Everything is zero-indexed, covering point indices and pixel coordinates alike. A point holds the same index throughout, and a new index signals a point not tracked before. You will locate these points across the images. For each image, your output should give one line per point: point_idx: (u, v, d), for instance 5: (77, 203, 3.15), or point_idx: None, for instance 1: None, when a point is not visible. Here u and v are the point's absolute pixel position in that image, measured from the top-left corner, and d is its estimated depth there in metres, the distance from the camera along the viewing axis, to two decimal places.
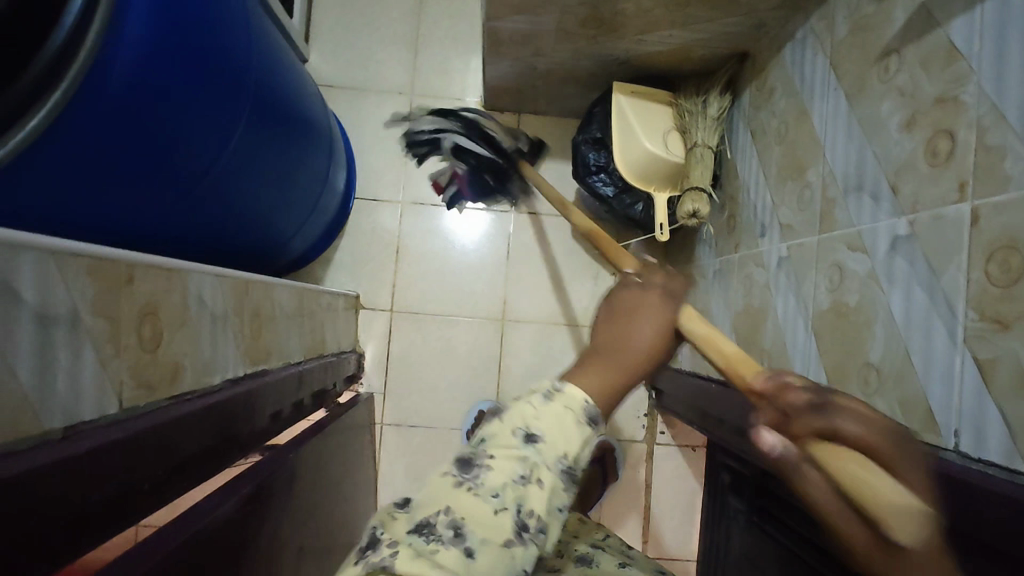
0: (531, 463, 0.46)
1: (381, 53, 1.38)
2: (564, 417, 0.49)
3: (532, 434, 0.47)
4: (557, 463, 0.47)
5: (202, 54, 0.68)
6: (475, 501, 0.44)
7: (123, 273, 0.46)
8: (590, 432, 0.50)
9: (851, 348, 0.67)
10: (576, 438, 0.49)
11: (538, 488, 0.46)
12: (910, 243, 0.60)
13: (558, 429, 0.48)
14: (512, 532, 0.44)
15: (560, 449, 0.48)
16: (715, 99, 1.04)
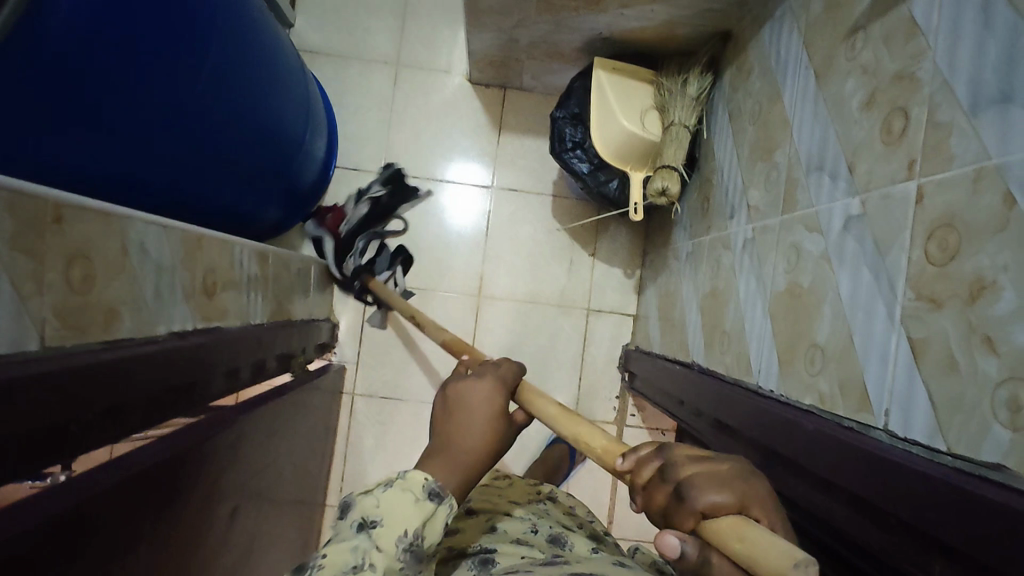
0: (361, 550, 0.49)
1: (368, 21, 1.37)
2: (402, 499, 0.51)
3: (368, 521, 0.50)
4: (396, 544, 0.50)
5: (163, 5, 0.67)
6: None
7: (49, 212, 0.46)
8: (435, 505, 0.52)
9: (801, 329, 0.66)
10: (416, 514, 0.51)
11: (370, 573, 0.48)
12: (861, 224, 0.59)
13: (392, 510, 0.50)
14: None
15: (396, 532, 0.50)
16: (695, 78, 1.02)
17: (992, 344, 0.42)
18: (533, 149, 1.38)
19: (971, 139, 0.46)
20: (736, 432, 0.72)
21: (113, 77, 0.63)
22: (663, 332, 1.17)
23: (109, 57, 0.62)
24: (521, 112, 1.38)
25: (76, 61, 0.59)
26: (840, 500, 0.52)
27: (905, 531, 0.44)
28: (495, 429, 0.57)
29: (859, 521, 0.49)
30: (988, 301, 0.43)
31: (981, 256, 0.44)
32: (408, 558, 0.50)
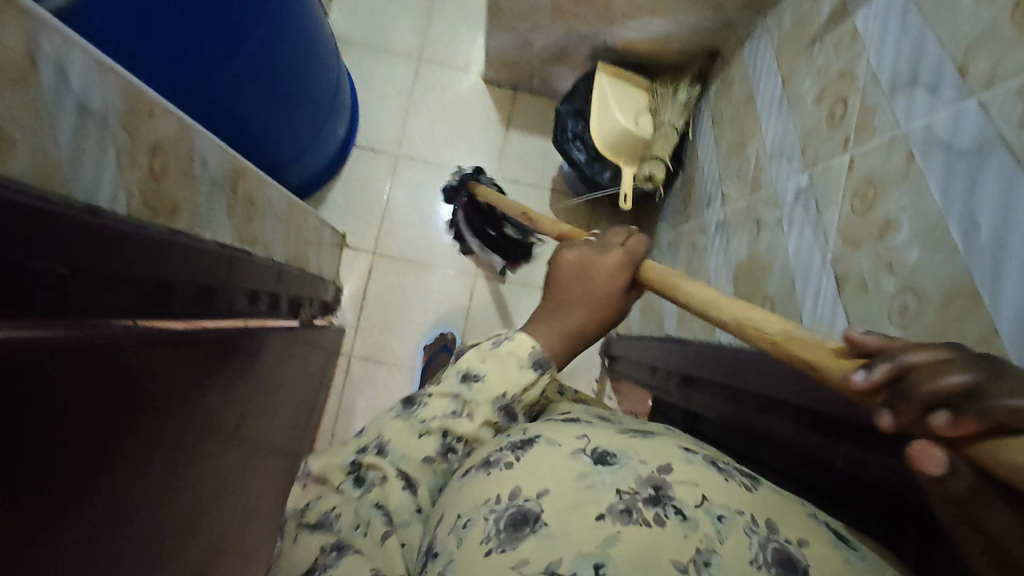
0: (461, 401, 0.53)
1: (396, 18, 1.50)
2: (509, 362, 0.54)
3: (471, 375, 0.54)
4: (494, 400, 0.53)
5: None
6: (405, 428, 0.53)
7: (145, 105, 0.57)
8: (538, 375, 0.55)
9: (756, 288, 0.78)
10: (520, 379, 0.54)
11: (467, 420, 0.52)
12: (808, 193, 0.71)
13: (501, 371, 0.54)
14: (435, 452, 0.52)
15: (496, 392, 0.53)
16: (684, 88, 1.16)
17: (892, 267, 0.53)
18: (536, 146, 1.51)
19: (889, 115, 0.58)
20: (697, 379, 0.82)
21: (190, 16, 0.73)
22: (643, 316, 1.28)
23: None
24: (528, 113, 1.51)
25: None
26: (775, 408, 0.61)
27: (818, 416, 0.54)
28: (610, 308, 0.60)
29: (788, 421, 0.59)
30: (891, 235, 0.54)
31: (891, 201, 0.55)
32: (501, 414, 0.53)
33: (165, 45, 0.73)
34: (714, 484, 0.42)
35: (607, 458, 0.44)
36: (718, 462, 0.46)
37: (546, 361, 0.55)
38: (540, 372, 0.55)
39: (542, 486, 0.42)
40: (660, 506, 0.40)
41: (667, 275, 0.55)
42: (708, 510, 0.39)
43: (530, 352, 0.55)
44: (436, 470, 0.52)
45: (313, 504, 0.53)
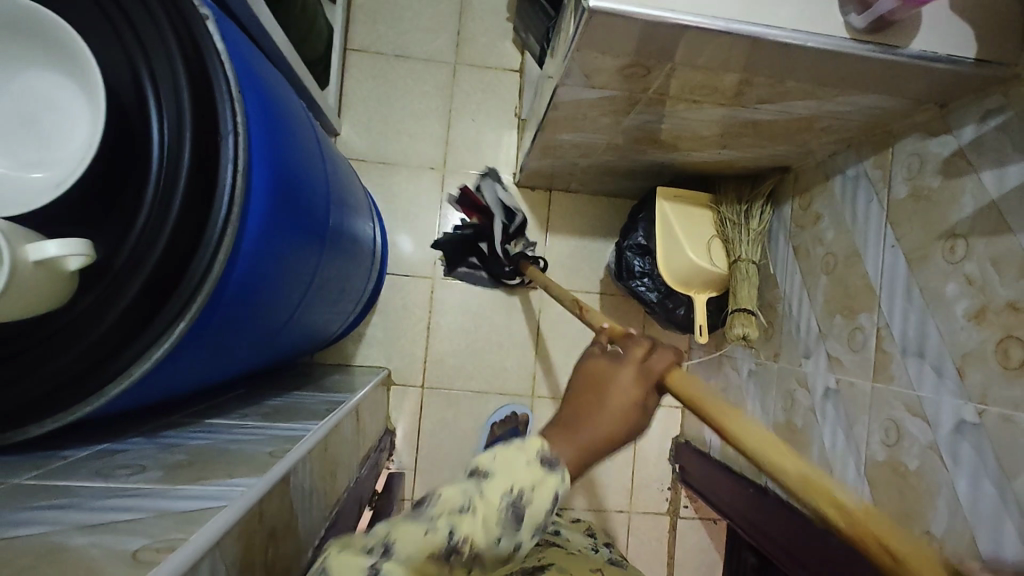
0: (466, 497, 0.42)
1: (412, 127, 1.38)
2: (514, 457, 0.44)
3: (480, 470, 0.43)
4: (501, 502, 0.42)
5: (300, 226, 0.68)
6: (412, 528, 0.42)
7: (255, 515, 0.47)
8: (549, 475, 0.44)
9: (911, 512, 0.71)
10: (523, 476, 0.43)
11: (473, 519, 0.42)
12: (977, 433, 0.64)
13: (511, 464, 0.44)
14: (435, 554, 0.41)
15: (503, 488, 0.43)
16: (757, 211, 1.07)
17: None
18: (579, 248, 1.41)
19: None
20: None
21: (258, 307, 0.64)
22: None
23: (264, 291, 0.64)
24: (566, 212, 1.41)
25: (242, 305, 0.60)
26: None
27: None
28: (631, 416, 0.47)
29: None
30: None
31: None
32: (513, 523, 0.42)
33: (228, 339, 0.62)
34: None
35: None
36: None
37: (554, 459, 0.45)
38: (551, 469, 0.44)
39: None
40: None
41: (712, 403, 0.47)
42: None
43: (534, 449, 0.45)
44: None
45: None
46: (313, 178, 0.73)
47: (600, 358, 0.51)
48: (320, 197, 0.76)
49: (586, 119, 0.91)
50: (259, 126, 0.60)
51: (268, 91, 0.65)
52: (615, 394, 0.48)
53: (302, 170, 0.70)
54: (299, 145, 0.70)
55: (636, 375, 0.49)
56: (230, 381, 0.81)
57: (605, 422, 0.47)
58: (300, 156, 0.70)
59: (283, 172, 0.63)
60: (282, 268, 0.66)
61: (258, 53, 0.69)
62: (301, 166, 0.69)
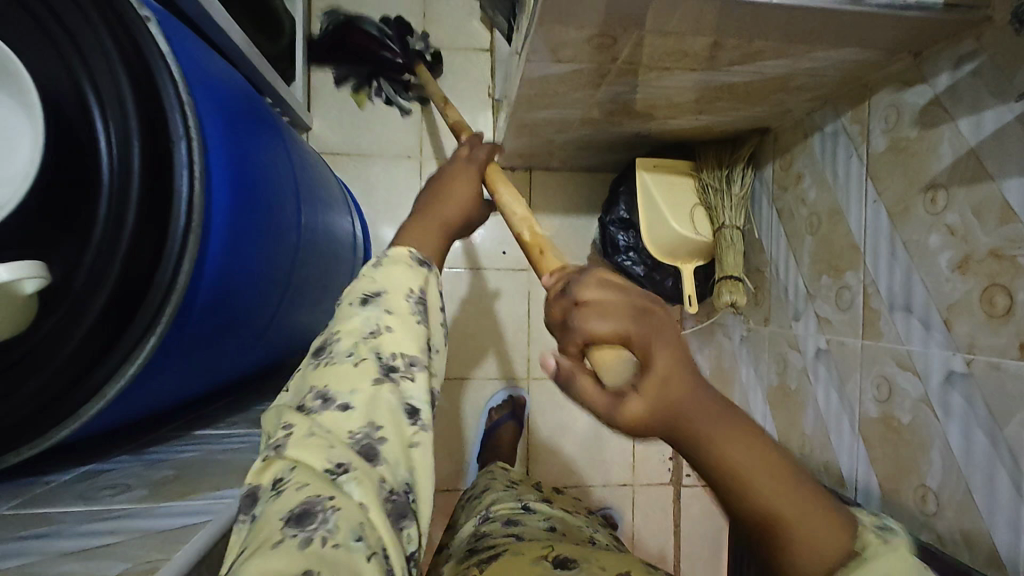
0: (373, 319, 0.51)
1: (385, 116, 1.35)
2: (398, 268, 0.54)
3: (371, 294, 0.52)
4: (407, 307, 0.53)
5: (271, 229, 0.67)
6: (339, 369, 0.49)
7: None
8: (426, 271, 0.56)
9: (905, 466, 0.71)
10: (411, 280, 0.54)
11: (388, 333, 0.51)
12: (967, 383, 0.63)
13: (392, 277, 0.54)
14: (377, 375, 0.49)
15: (403, 299, 0.53)
16: (738, 175, 1.05)
17: None
18: (564, 227, 1.40)
19: None
20: None
21: (233, 314, 0.63)
22: None
23: (238, 298, 0.62)
24: (548, 192, 1.39)
25: (215, 315, 0.59)
26: None
27: None
28: (470, 204, 0.61)
29: None
30: None
31: None
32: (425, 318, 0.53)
33: (205, 352, 0.62)
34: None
35: (567, 563, 0.66)
36: None
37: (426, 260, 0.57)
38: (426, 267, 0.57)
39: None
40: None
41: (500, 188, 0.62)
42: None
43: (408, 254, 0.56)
44: (395, 400, 0.48)
45: (272, 465, 0.46)
46: (281, 178, 0.72)
47: (439, 170, 0.65)
48: (290, 197, 0.75)
49: (557, 95, 0.89)
50: (218, 132, 0.59)
51: (223, 92, 0.63)
52: (458, 190, 0.61)
53: (268, 172, 0.68)
54: (262, 145, 0.68)
55: (465, 179, 0.62)
56: (217, 391, 0.79)
57: (449, 210, 0.60)
58: (264, 158, 0.68)
59: (246, 175, 0.62)
60: (255, 276, 0.64)
61: (210, 52, 0.66)
62: (266, 168, 0.68)
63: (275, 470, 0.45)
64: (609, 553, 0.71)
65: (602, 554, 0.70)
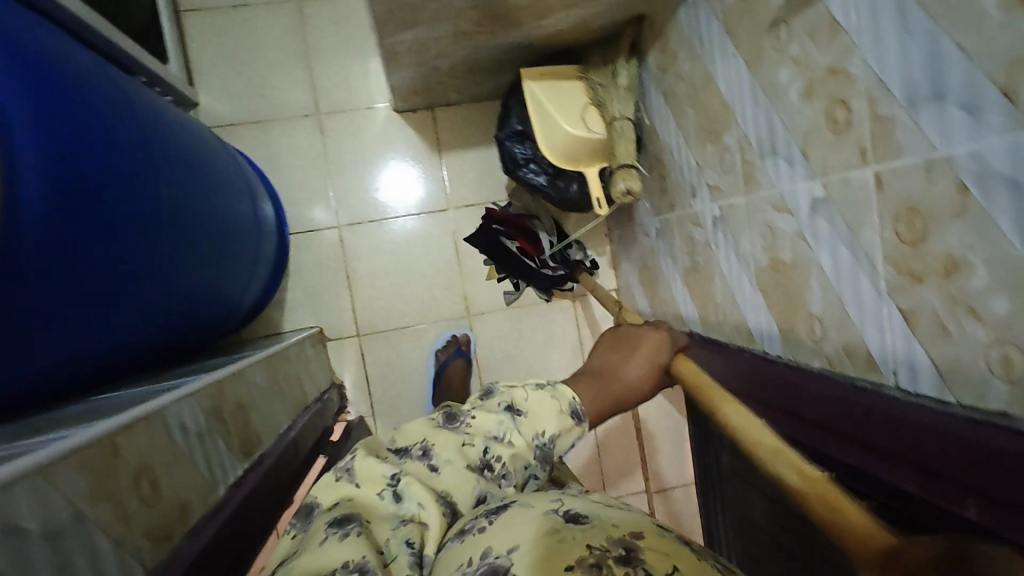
0: (504, 427, 0.68)
1: (273, 77, 1.31)
2: (550, 405, 0.73)
3: (514, 407, 0.70)
4: (531, 442, 0.69)
5: (104, 177, 0.69)
6: (451, 437, 0.65)
7: (107, 448, 0.47)
8: (568, 420, 0.73)
9: (795, 302, 0.73)
10: (554, 424, 0.71)
11: (505, 445, 0.67)
12: (828, 205, 0.65)
13: (539, 409, 0.72)
14: (476, 465, 0.63)
15: (530, 452, 0.68)
16: (623, 67, 1.04)
17: (975, 312, 0.49)
18: (478, 160, 1.39)
19: (915, 132, 0.52)
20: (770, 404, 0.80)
21: (88, 261, 0.66)
22: (653, 302, 1.25)
23: (83, 245, 0.65)
24: (454, 127, 1.37)
25: (62, 259, 0.62)
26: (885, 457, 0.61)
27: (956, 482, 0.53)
28: (648, 379, 0.89)
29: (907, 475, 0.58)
30: (964, 277, 0.49)
31: (951, 235, 0.50)
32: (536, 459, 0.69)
33: (73, 301, 0.65)
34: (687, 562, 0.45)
35: (579, 519, 0.50)
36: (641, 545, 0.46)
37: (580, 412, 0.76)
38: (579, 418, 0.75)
39: (512, 543, 0.48)
40: (631, 564, 0.44)
41: (716, 399, 0.77)
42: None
43: (531, 389, 0.73)
44: (474, 491, 0.62)
45: (341, 481, 0.59)
46: (112, 132, 0.74)
47: (630, 331, 0.96)
48: (129, 151, 0.77)
49: (415, 10, 0.87)
50: (25, 87, 0.62)
51: (31, 52, 0.66)
52: (633, 369, 0.88)
53: (92, 124, 0.70)
54: (82, 100, 0.71)
55: (647, 368, 0.90)
56: (120, 356, 0.80)
57: (623, 388, 0.85)
58: (85, 112, 0.70)
59: (57, 123, 0.64)
60: (99, 222, 0.68)
61: (16, 14, 0.69)
62: (87, 119, 0.70)
63: (336, 493, 0.58)
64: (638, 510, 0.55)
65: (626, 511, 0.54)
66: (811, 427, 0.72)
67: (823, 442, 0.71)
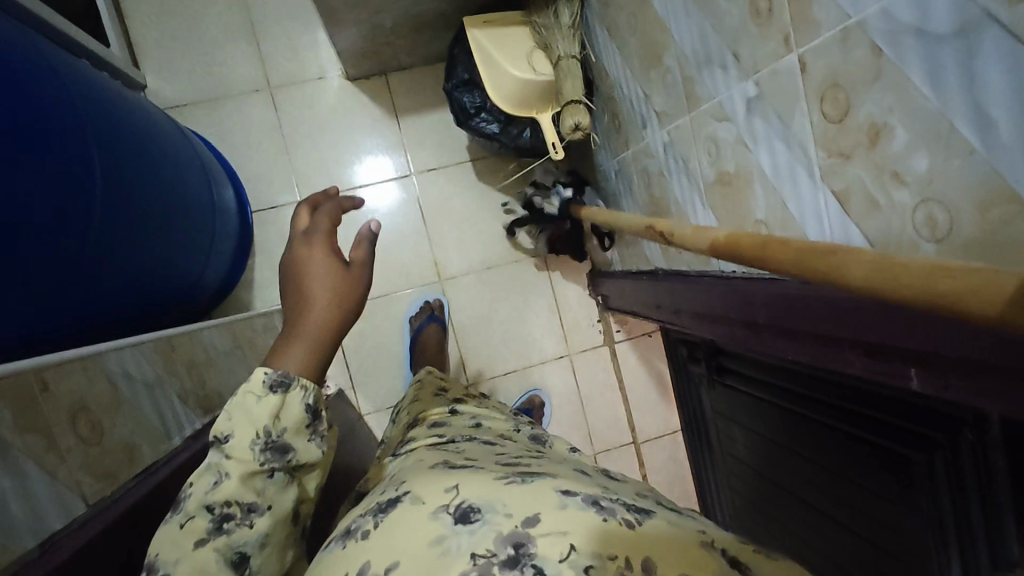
0: (215, 469, 0.53)
1: (221, 55, 1.29)
2: (247, 402, 0.54)
3: (221, 436, 0.54)
4: (251, 445, 0.53)
5: (36, 145, 0.69)
6: (166, 531, 0.51)
7: (35, 382, 0.46)
8: (281, 392, 0.54)
9: (741, 211, 0.73)
10: (262, 415, 0.54)
11: (228, 479, 0.53)
12: (761, 103, 0.64)
13: (244, 418, 0.54)
14: (212, 525, 0.52)
15: (248, 437, 0.53)
16: (565, 6, 1.02)
17: (900, 177, 0.49)
18: (436, 123, 1.38)
19: (830, 4, 0.51)
20: (733, 320, 0.80)
21: (26, 227, 0.66)
22: (620, 249, 1.25)
23: (18, 210, 0.65)
24: (409, 91, 1.36)
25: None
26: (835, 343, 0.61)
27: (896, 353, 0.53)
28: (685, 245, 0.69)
29: (856, 358, 0.59)
30: (886, 143, 0.49)
31: (871, 102, 0.49)
32: (267, 452, 0.54)
33: (16, 267, 0.65)
34: (586, 535, 0.48)
35: (470, 516, 0.50)
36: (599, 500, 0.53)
37: (288, 374, 0.55)
38: (288, 388, 0.55)
39: (391, 561, 0.48)
40: (520, 565, 0.46)
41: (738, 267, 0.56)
42: (575, 561, 0.46)
43: (262, 375, 0.54)
44: (242, 540, 0.52)
45: None
46: (48, 103, 0.73)
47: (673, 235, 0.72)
48: (67, 123, 0.76)
49: None
50: None
51: None
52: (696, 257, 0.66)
53: (26, 92, 0.70)
54: (18, 68, 0.70)
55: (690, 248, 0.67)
56: (79, 330, 0.79)
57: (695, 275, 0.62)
58: (20, 81, 0.70)
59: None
60: (46, 191, 0.69)
61: None
62: (22, 88, 0.69)
63: None
64: (563, 482, 0.57)
65: (527, 485, 0.54)
66: (768, 332, 0.72)
67: (783, 344, 0.70)
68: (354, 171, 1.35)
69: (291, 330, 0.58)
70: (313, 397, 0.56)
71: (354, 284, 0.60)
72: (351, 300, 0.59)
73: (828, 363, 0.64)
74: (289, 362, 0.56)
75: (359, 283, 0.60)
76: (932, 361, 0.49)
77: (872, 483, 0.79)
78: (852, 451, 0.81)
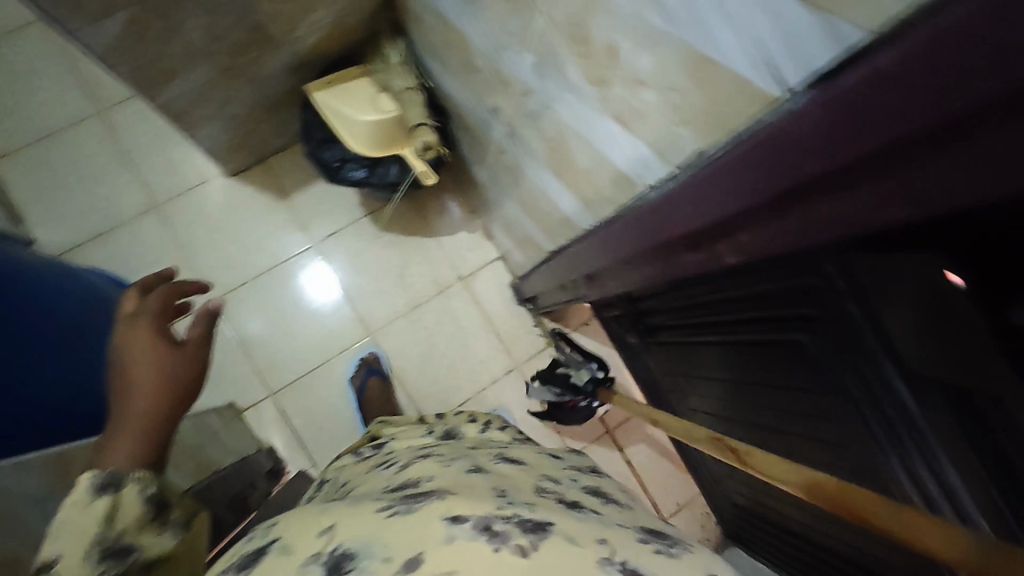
0: None
1: (101, 189, 1.34)
2: (77, 516, 0.54)
3: (52, 560, 0.53)
4: (85, 560, 0.54)
5: None
6: None
7: None
8: (108, 497, 0.55)
9: (572, 168, 0.77)
10: (94, 523, 0.54)
11: None
12: (543, 67, 0.70)
13: (75, 532, 0.54)
14: None
15: (82, 552, 0.54)
16: (392, 50, 1.11)
17: (642, 82, 0.53)
18: (325, 191, 1.43)
19: None
20: (610, 269, 0.83)
21: None
22: (525, 250, 1.28)
23: None
24: (291, 169, 1.42)
25: None
26: (675, 251, 0.64)
27: (709, 237, 0.56)
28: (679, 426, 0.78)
29: (693, 256, 0.62)
30: (621, 58, 0.54)
31: (600, 27, 0.54)
32: (107, 559, 0.55)
33: None
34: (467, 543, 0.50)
35: (341, 564, 0.51)
36: (493, 522, 0.52)
37: (118, 473, 0.56)
38: (119, 487, 0.56)
39: None
40: None
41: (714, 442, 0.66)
42: None
43: (88, 481, 0.55)
44: None
45: None
46: None
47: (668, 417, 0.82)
48: None
49: (162, 61, 0.90)
50: None
51: None
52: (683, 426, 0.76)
53: None
54: None
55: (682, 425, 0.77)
56: None
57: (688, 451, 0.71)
58: None
59: None
60: None
61: None
62: None
63: None
64: (453, 497, 0.57)
65: (411, 515, 0.54)
66: (634, 265, 0.75)
67: (650, 270, 0.73)
68: (259, 257, 1.38)
69: (118, 424, 0.59)
70: (151, 488, 0.57)
71: (180, 366, 0.62)
72: (179, 383, 0.62)
73: (679, 270, 0.69)
74: (116, 458, 0.57)
75: (187, 360, 0.63)
76: (731, 231, 0.53)
77: (792, 382, 0.81)
78: (768, 353, 0.83)
